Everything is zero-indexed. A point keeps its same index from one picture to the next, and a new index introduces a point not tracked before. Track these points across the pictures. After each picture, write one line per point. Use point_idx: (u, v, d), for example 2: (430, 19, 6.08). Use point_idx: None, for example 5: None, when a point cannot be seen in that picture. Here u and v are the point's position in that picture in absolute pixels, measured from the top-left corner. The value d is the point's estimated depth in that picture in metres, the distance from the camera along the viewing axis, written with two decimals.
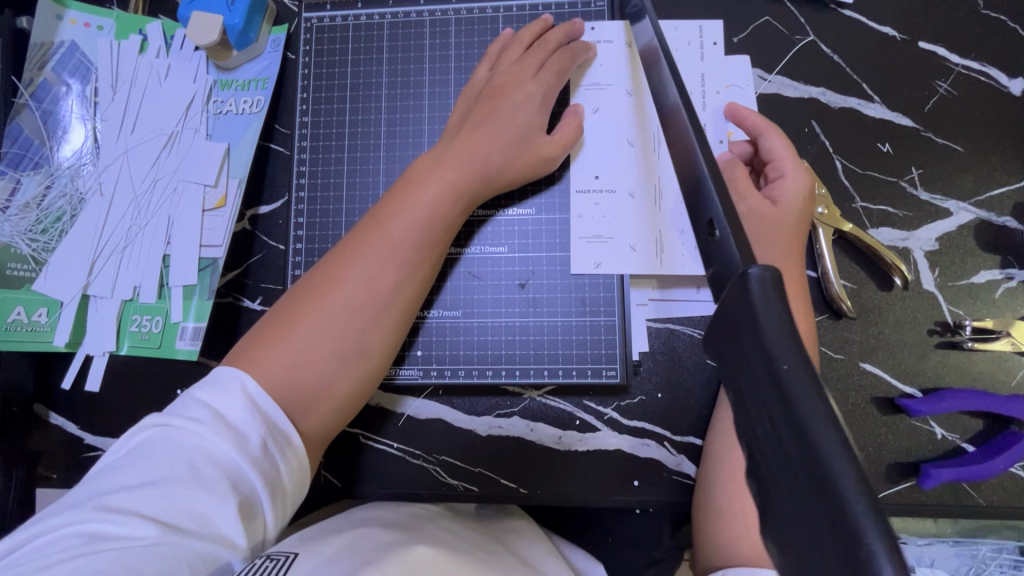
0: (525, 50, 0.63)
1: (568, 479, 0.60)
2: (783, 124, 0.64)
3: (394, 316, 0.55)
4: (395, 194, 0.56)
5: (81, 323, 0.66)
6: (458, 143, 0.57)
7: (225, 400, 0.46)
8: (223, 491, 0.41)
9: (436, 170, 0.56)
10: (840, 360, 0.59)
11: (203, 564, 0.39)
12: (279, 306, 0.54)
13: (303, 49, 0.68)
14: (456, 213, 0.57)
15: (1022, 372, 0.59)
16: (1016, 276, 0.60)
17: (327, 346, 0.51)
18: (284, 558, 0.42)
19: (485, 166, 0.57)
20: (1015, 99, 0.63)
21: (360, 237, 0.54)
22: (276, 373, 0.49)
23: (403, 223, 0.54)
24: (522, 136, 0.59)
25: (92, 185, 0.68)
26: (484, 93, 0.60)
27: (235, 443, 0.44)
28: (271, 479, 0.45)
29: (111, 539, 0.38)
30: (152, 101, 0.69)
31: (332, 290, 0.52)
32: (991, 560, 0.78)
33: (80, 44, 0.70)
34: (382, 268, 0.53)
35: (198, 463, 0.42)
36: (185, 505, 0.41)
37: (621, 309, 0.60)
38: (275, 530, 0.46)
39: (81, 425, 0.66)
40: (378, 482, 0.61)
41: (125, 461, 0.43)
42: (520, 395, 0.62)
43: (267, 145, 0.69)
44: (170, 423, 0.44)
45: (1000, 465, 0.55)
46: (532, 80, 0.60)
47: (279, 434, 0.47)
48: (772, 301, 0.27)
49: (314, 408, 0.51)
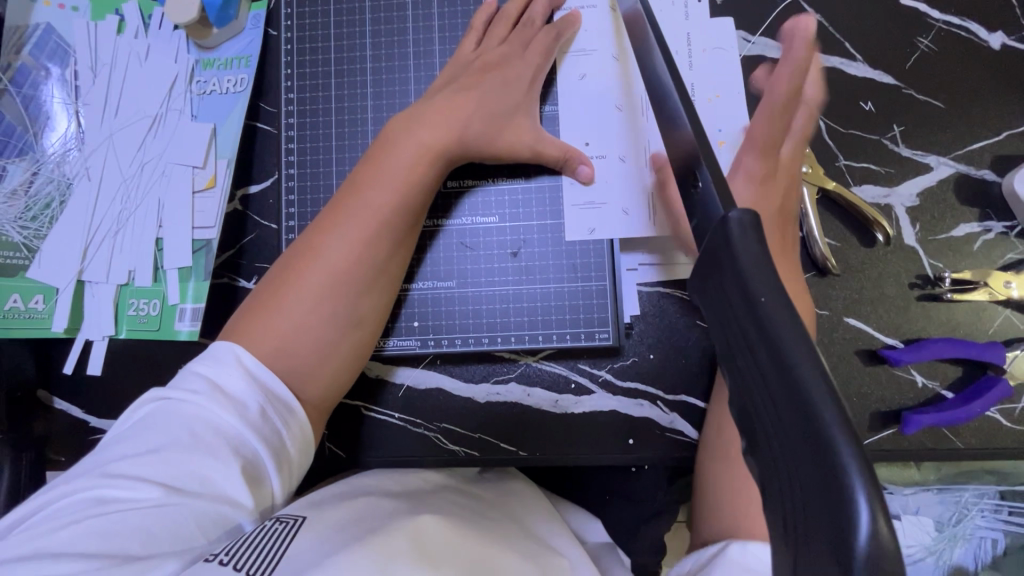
0: (511, 28, 0.63)
1: (565, 441, 0.62)
2: (767, 86, 0.64)
3: (380, 282, 0.56)
4: (371, 162, 0.57)
5: (79, 308, 0.67)
6: (433, 106, 0.58)
7: (220, 370, 0.47)
8: (225, 454, 0.43)
9: (409, 135, 0.57)
10: (825, 316, 0.61)
11: (213, 524, 0.42)
12: (267, 280, 0.55)
13: (285, 24, 0.68)
14: (433, 174, 0.58)
15: (1000, 320, 0.61)
16: (994, 229, 0.62)
17: (317, 314, 0.52)
18: (293, 522, 0.44)
19: (462, 132, 0.58)
20: (993, 53, 0.63)
21: (339, 205, 0.56)
22: (269, 342, 0.50)
23: (379, 188, 0.55)
24: (507, 113, 0.60)
25: (79, 170, 0.68)
26: (473, 66, 0.61)
27: (235, 411, 0.45)
28: (273, 444, 0.47)
29: (117, 502, 0.41)
30: (134, 83, 0.69)
31: (316, 258, 0.54)
32: (973, 505, 0.82)
33: (55, 26, 0.69)
34: (362, 233, 0.54)
35: (198, 430, 0.44)
36: (188, 470, 0.42)
37: (612, 273, 0.62)
38: (282, 494, 0.48)
39: (86, 410, 0.67)
40: (381, 452, 0.63)
41: (129, 432, 0.45)
42: (515, 361, 0.63)
43: (254, 124, 0.69)
44: (169, 396, 0.46)
45: (977, 409, 0.58)
46: (520, 61, 0.61)
47: (278, 402, 0.49)
48: (749, 239, 0.30)
49: (313, 376, 0.53)
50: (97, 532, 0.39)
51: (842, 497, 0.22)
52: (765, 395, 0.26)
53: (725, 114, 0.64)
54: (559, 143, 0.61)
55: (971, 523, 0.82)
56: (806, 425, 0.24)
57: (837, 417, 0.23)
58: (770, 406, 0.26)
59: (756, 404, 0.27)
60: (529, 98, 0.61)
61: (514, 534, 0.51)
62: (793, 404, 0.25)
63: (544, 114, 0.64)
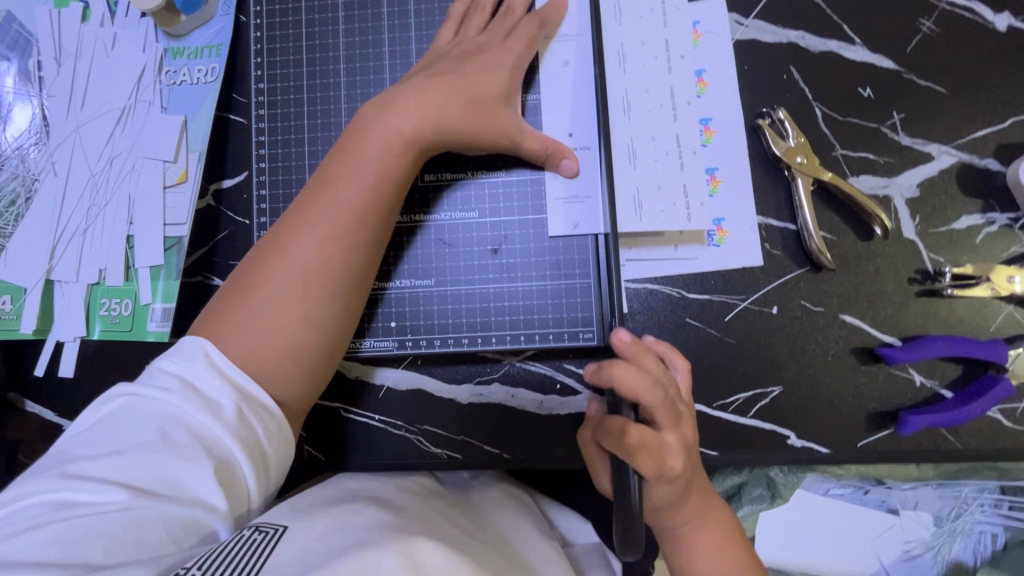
0: (491, 17, 0.61)
1: (550, 443, 0.60)
2: (761, 72, 0.61)
3: (354, 280, 0.54)
4: (341, 154, 0.55)
5: (48, 309, 0.65)
6: (405, 94, 0.55)
7: (192, 368, 0.47)
8: (196, 456, 0.43)
9: (378, 126, 0.54)
10: (820, 313, 0.59)
11: (182, 529, 0.41)
12: (235, 281, 0.53)
13: (254, 11, 0.64)
14: (406, 166, 0.55)
15: (1002, 316, 0.58)
16: (997, 221, 0.59)
17: (285, 316, 0.51)
18: (273, 531, 0.42)
19: (437, 123, 0.55)
20: (999, 35, 0.60)
21: (308, 201, 0.54)
22: (236, 346, 0.49)
23: (349, 182, 0.53)
24: (486, 101, 0.56)
25: (44, 166, 0.65)
26: (450, 54, 0.58)
27: (208, 412, 0.45)
28: (250, 445, 0.46)
29: (81, 505, 0.41)
30: (101, 73, 0.66)
31: (284, 258, 0.52)
32: (973, 501, 0.80)
33: (17, 14, 0.66)
34: (331, 231, 0.52)
35: (169, 431, 0.44)
36: (157, 472, 0.43)
37: (597, 270, 0.59)
38: (261, 497, 0.47)
39: (59, 413, 0.65)
40: (361, 455, 0.62)
41: (101, 431, 0.45)
42: (498, 361, 0.61)
43: (225, 116, 0.66)
44: (141, 393, 0.46)
45: (977, 409, 0.56)
46: (500, 48, 0.58)
47: (255, 401, 0.48)
48: None
49: (283, 380, 0.51)
50: (61, 537, 0.39)
51: None
52: None
53: (715, 102, 0.61)
54: (542, 135, 0.58)
55: (971, 518, 0.81)
56: None
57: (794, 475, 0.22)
58: None
59: None
60: (512, 88, 0.58)
61: (497, 551, 0.50)
62: None
63: (526, 104, 0.61)
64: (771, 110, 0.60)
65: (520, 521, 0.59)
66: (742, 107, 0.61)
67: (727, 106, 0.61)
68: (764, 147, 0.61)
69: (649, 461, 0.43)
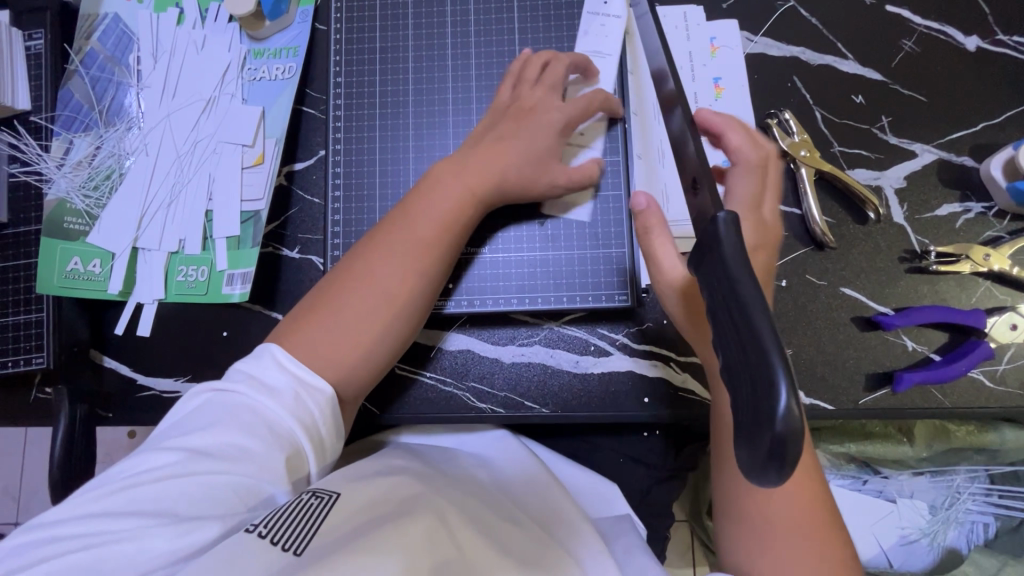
0: (543, 69, 0.68)
1: (586, 397, 0.67)
2: (769, 80, 0.71)
3: (419, 305, 0.61)
4: (419, 195, 0.62)
5: (133, 274, 0.72)
6: (479, 151, 0.64)
7: (258, 363, 0.53)
8: (260, 431, 0.49)
9: (456, 177, 0.63)
10: (823, 286, 0.67)
11: (248, 493, 0.47)
12: (315, 292, 0.59)
13: (334, 17, 0.74)
14: (473, 215, 0.63)
15: (981, 291, 0.67)
16: (973, 209, 0.68)
17: (362, 333, 0.57)
18: (328, 498, 0.48)
19: (504, 176, 0.63)
20: (970, 54, 0.71)
21: (388, 234, 0.61)
22: (318, 355, 0.55)
23: (427, 224, 0.61)
24: (539, 154, 0.64)
25: (137, 147, 0.73)
26: (508, 112, 0.66)
27: (272, 396, 0.51)
28: (305, 422, 0.52)
29: (162, 471, 0.47)
30: (192, 68, 0.75)
31: (365, 282, 0.58)
32: (965, 491, 0.88)
33: (122, 17, 0.75)
34: (411, 263, 0.60)
35: (237, 411, 0.50)
36: (224, 445, 0.48)
37: (631, 241, 0.68)
38: (314, 469, 0.52)
39: (134, 368, 0.71)
40: (412, 408, 0.68)
41: (180, 414, 0.52)
42: (540, 324, 0.69)
43: (300, 109, 0.76)
44: (214, 383, 0.53)
45: (960, 369, 0.64)
46: (556, 107, 0.66)
47: (311, 386, 0.53)
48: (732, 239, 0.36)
49: (351, 386, 0.57)
50: (147, 495, 0.45)
51: (768, 386, 0.30)
52: (728, 329, 0.33)
53: (731, 104, 0.71)
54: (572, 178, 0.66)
55: (963, 507, 0.88)
56: (751, 356, 0.31)
57: (771, 332, 0.31)
58: (732, 349, 0.33)
59: (728, 347, 0.34)
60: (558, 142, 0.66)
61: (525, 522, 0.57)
62: (748, 350, 0.32)
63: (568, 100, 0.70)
64: (778, 113, 0.70)
65: (551, 493, 0.66)
66: (753, 109, 0.71)
67: (740, 108, 0.71)
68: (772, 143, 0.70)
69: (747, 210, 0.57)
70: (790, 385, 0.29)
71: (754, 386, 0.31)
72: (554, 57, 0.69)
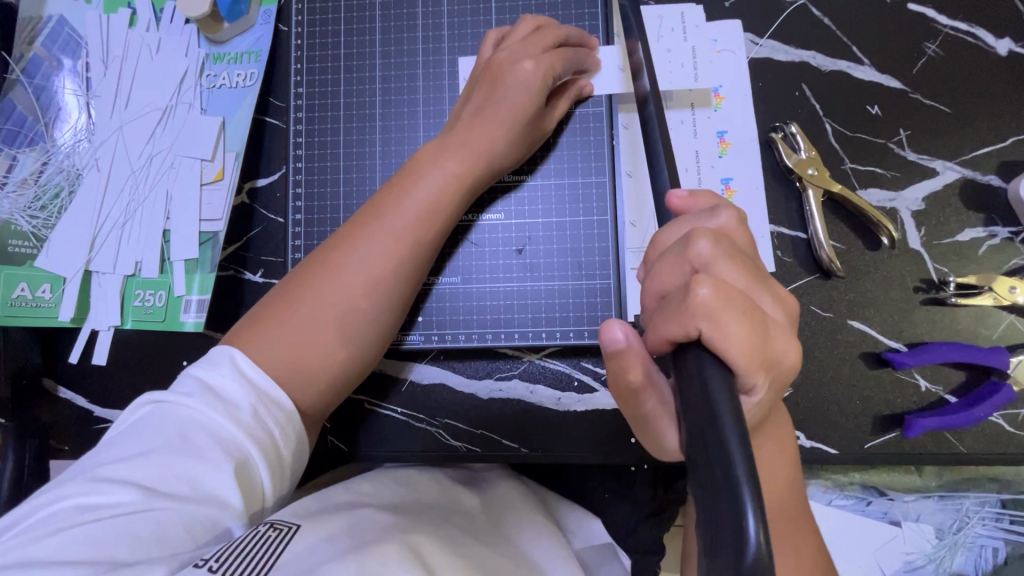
0: (534, 30, 0.60)
1: (568, 437, 0.62)
2: (774, 88, 0.65)
3: (392, 302, 0.56)
4: (396, 183, 0.57)
5: (86, 299, 0.67)
6: (458, 131, 0.58)
7: (216, 374, 0.48)
8: (214, 455, 0.43)
9: (435, 162, 0.57)
10: (828, 318, 0.61)
11: (202, 528, 0.41)
12: (278, 289, 0.55)
13: (296, 19, 0.68)
14: (455, 202, 0.57)
15: (1004, 325, 0.61)
16: (999, 234, 0.62)
17: (325, 331, 0.53)
18: (287, 528, 0.42)
19: (488, 156, 0.57)
20: (1001, 59, 0.64)
21: (359, 225, 0.55)
22: (277, 356, 0.51)
23: (399, 214, 0.55)
24: (523, 121, 0.58)
25: (88, 161, 0.68)
26: (485, 76, 0.59)
27: (228, 413, 0.46)
28: (264, 445, 0.47)
29: (102, 508, 0.40)
30: (146, 74, 0.69)
31: (330, 276, 0.54)
32: (974, 514, 0.81)
33: (68, 19, 0.70)
34: (380, 253, 0.55)
35: (189, 432, 0.44)
36: (174, 474, 0.42)
37: (616, 271, 0.62)
38: (272, 497, 0.47)
39: (90, 399, 0.67)
40: (382, 445, 0.64)
41: (124, 436, 0.45)
42: (519, 358, 0.64)
43: (262, 119, 0.70)
44: (165, 399, 0.47)
45: (980, 414, 0.58)
46: (533, 58, 0.57)
47: (273, 404, 0.49)
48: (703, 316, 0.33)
49: (313, 391, 0.53)
50: (83, 537, 0.38)
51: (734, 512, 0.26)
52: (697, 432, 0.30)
53: (732, 115, 0.64)
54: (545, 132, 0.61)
55: (972, 530, 0.82)
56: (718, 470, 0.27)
57: (736, 436, 0.28)
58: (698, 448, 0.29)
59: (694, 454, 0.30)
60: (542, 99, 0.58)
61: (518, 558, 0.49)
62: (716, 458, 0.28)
63: None
64: (783, 126, 0.63)
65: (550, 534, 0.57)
66: (756, 121, 0.65)
67: (741, 121, 0.64)
68: (776, 159, 0.64)
69: (739, 322, 0.32)
70: (758, 511, 0.26)
71: (716, 499, 0.27)
72: (550, 20, 0.61)
